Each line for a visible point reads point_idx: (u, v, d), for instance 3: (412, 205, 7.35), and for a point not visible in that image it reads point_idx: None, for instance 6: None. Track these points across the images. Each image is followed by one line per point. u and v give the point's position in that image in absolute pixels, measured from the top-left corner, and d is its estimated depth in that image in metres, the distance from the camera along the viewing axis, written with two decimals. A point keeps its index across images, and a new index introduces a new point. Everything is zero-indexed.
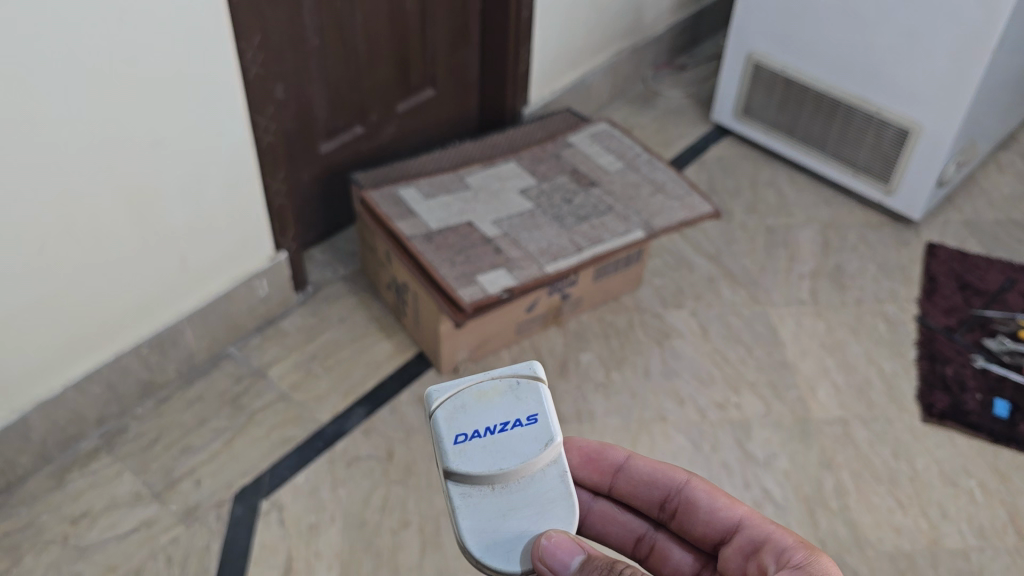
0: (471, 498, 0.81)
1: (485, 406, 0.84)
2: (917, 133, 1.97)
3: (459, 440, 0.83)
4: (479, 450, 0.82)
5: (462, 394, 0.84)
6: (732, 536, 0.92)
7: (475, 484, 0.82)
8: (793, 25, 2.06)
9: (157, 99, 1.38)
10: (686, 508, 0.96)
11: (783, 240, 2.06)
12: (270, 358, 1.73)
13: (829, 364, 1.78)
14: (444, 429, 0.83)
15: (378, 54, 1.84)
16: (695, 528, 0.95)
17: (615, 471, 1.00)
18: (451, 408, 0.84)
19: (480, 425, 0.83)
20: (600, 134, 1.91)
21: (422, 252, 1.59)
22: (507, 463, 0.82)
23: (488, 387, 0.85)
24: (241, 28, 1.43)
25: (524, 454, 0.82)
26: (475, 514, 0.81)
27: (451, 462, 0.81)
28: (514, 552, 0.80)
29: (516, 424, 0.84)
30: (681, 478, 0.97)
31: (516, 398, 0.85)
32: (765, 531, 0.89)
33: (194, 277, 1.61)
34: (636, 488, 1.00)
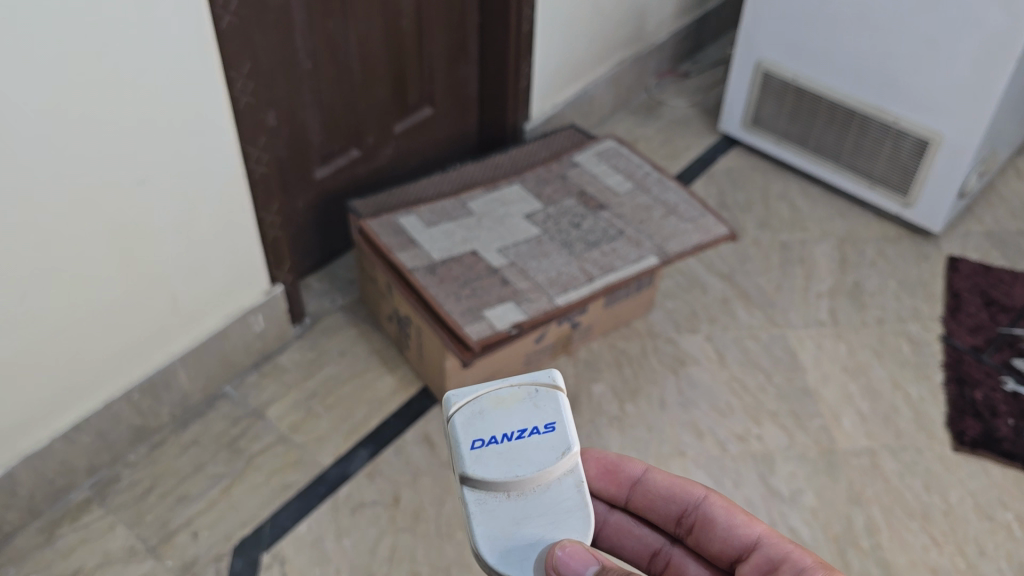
0: (486, 503, 0.81)
1: (504, 412, 0.85)
2: (937, 143, 1.89)
3: (476, 445, 0.83)
4: (495, 456, 0.82)
5: (480, 401, 0.85)
6: (749, 554, 0.91)
7: (491, 490, 0.82)
8: (805, 33, 1.98)
9: (142, 134, 1.30)
10: (703, 524, 0.95)
11: (799, 257, 1.98)
12: (268, 397, 1.65)
13: (852, 390, 1.71)
14: (462, 434, 0.83)
15: (373, 74, 1.75)
16: (712, 544, 0.94)
17: (632, 485, 0.99)
18: (469, 413, 0.84)
19: (497, 431, 0.84)
20: (607, 152, 1.82)
21: (425, 285, 1.51)
22: (523, 470, 0.82)
23: (506, 395, 0.86)
24: (229, 57, 1.35)
25: (540, 461, 0.82)
26: (489, 520, 0.81)
27: (468, 466, 0.81)
28: (528, 560, 0.79)
29: (533, 432, 0.84)
30: (699, 493, 0.96)
31: (534, 407, 0.85)
32: (782, 549, 0.88)
33: (187, 317, 1.53)
34: (652, 502, 0.99)
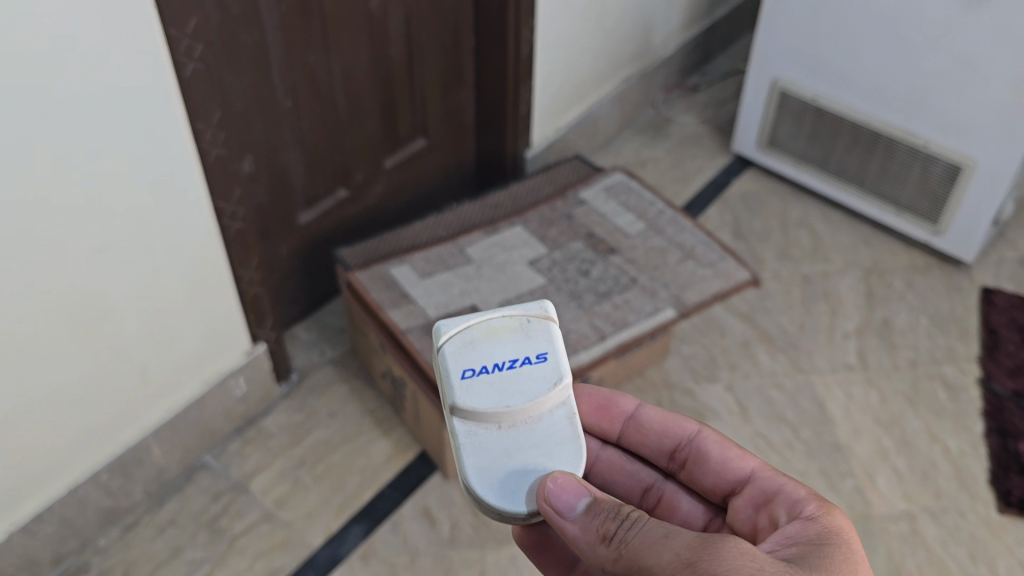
0: (477, 434, 0.80)
1: (494, 341, 0.83)
2: (971, 169, 1.74)
3: (467, 375, 0.81)
4: (485, 388, 0.81)
5: (471, 331, 0.83)
6: (743, 488, 0.87)
7: (481, 422, 0.80)
8: (825, 49, 1.83)
9: (98, 199, 1.16)
10: (696, 458, 0.91)
11: (822, 292, 1.84)
12: (252, 467, 1.52)
13: (887, 445, 1.58)
14: (452, 365, 0.82)
15: (360, 108, 1.60)
16: (706, 479, 0.90)
17: (624, 420, 0.96)
18: (460, 345, 0.82)
19: (489, 361, 0.82)
20: (616, 187, 1.68)
21: (420, 349, 1.37)
22: (514, 401, 0.80)
23: (497, 324, 0.83)
24: (194, 107, 1.20)
25: (531, 390, 0.81)
26: (480, 451, 0.80)
27: (458, 397, 0.80)
28: (519, 493, 0.79)
29: (525, 362, 0.82)
30: (692, 428, 0.92)
31: (526, 338, 0.83)
32: (777, 483, 0.84)
33: (159, 387, 1.39)
34: (645, 437, 0.95)
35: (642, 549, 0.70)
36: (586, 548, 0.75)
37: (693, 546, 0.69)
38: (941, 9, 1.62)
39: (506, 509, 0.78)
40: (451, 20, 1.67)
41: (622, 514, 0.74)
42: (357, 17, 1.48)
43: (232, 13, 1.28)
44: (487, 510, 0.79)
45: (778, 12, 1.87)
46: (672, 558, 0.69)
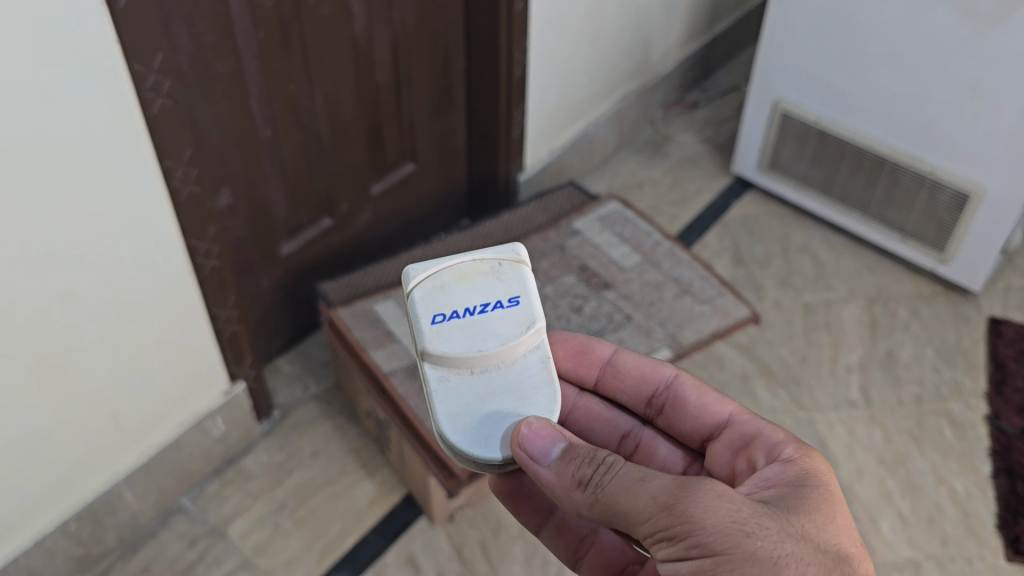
0: (449, 381, 0.79)
1: (465, 285, 0.81)
2: (978, 197, 1.68)
3: (437, 320, 0.79)
4: (456, 332, 0.79)
5: (442, 274, 0.81)
6: (721, 432, 0.91)
7: (453, 368, 0.79)
8: (828, 71, 1.77)
9: (63, 247, 1.09)
10: (674, 404, 0.95)
11: (824, 322, 1.78)
12: (231, 511, 1.46)
13: (891, 485, 1.51)
14: (421, 309, 0.79)
15: (345, 135, 1.54)
16: (685, 423, 0.94)
17: (602, 366, 0.99)
18: (430, 289, 0.80)
19: (459, 305, 0.80)
20: (610, 217, 1.63)
21: (404, 395, 1.33)
22: (486, 345, 0.78)
23: (467, 268, 0.81)
24: (165, 146, 1.14)
25: (502, 334, 0.79)
26: (452, 398, 0.78)
27: (429, 342, 0.78)
28: (493, 439, 0.77)
29: (497, 306, 0.80)
30: (669, 374, 0.96)
31: (497, 282, 0.81)
32: (754, 427, 0.88)
33: (131, 431, 1.33)
34: (623, 384, 0.99)
35: (619, 494, 0.73)
36: (561, 493, 0.77)
37: (669, 489, 0.72)
38: (950, 33, 1.56)
39: (480, 457, 0.77)
40: (440, 43, 1.61)
41: (597, 458, 0.76)
42: (340, 42, 1.42)
43: (206, 42, 1.21)
44: (460, 458, 0.78)
45: (780, 32, 1.81)
46: (649, 502, 0.72)
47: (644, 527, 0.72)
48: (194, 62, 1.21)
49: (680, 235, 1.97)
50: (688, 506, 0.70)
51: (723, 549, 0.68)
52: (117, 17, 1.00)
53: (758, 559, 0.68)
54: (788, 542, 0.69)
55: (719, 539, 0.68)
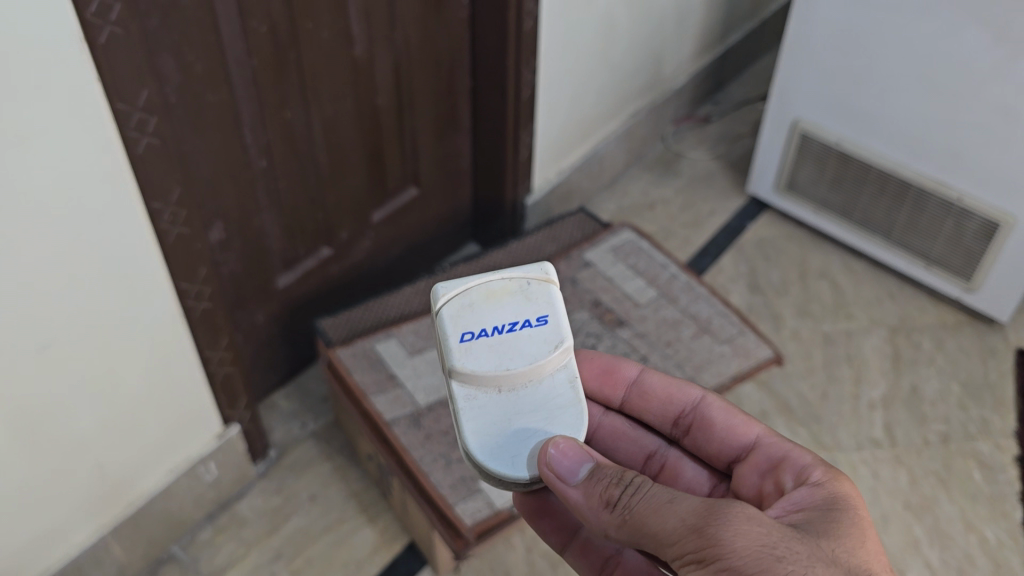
0: (475, 399, 0.74)
1: (493, 304, 0.76)
2: (1009, 227, 1.60)
3: (465, 338, 0.75)
4: (485, 350, 0.74)
5: (470, 292, 0.76)
6: (749, 455, 0.86)
7: (480, 386, 0.75)
8: (852, 91, 1.69)
9: (41, 299, 1.01)
10: (701, 425, 0.90)
11: (845, 355, 1.70)
12: (224, 561, 1.39)
13: (918, 533, 1.43)
14: (449, 326, 0.75)
15: (345, 161, 1.46)
16: (712, 445, 0.90)
17: (627, 386, 0.94)
18: (458, 306, 0.76)
19: (488, 323, 0.75)
20: (624, 247, 1.62)
21: (410, 448, 1.31)
22: (513, 364, 0.74)
23: (496, 287, 0.77)
24: (151, 188, 1.05)
25: (530, 353, 0.75)
26: (478, 417, 0.74)
27: (455, 360, 0.74)
28: (520, 459, 0.73)
29: (525, 325, 0.76)
30: (696, 395, 0.92)
31: (525, 300, 0.77)
32: (782, 450, 0.83)
33: (119, 482, 1.25)
34: (648, 403, 0.94)
35: (647, 515, 0.68)
36: (588, 515, 0.72)
37: (699, 511, 0.67)
38: (983, 56, 1.48)
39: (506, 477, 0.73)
40: (445, 63, 1.53)
41: (625, 479, 0.72)
42: (339, 67, 1.34)
43: (195, 71, 1.14)
44: (485, 477, 0.74)
45: (801, 49, 1.73)
46: (678, 524, 0.67)
47: (673, 551, 0.67)
48: (183, 92, 1.14)
49: (693, 260, 1.89)
50: (717, 527, 0.65)
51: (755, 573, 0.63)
52: (97, 53, 0.91)
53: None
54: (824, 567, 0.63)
55: (751, 562, 0.63)
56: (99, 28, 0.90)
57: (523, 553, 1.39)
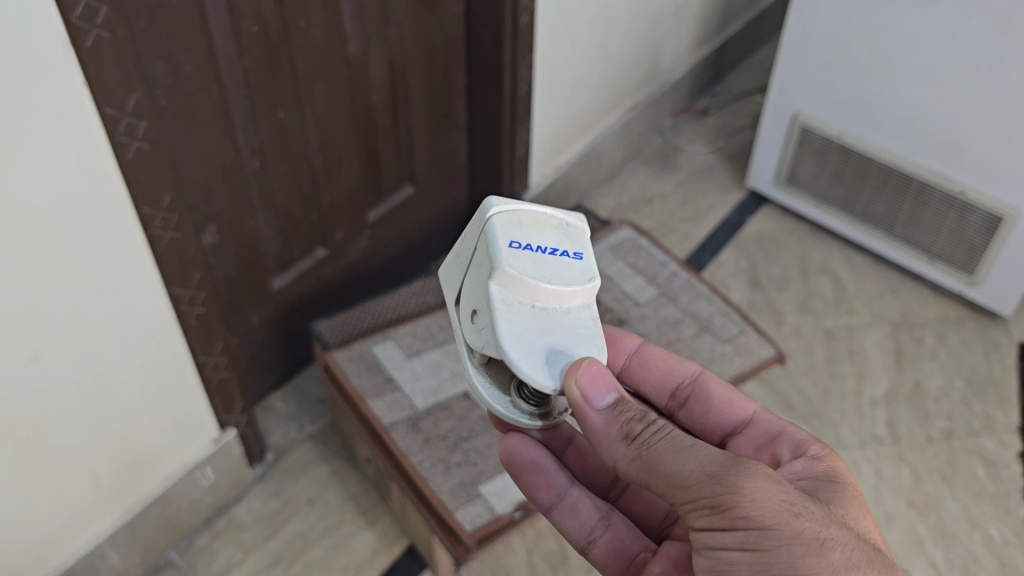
0: (513, 303, 0.70)
1: (538, 228, 0.75)
2: (1011, 220, 1.59)
3: (513, 247, 0.72)
4: (529, 261, 0.71)
5: (519, 213, 0.75)
6: (745, 428, 0.91)
7: (519, 293, 0.71)
8: (854, 83, 1.67)
9: (33, 310, 0.98)
10: (698, 398, 0.95)
11: (847, 350, 1.69)
12: (222, 566, 1.38)
13: (922, 532, 1.42)
14: (497, 231, 0.72)
15: (340, 161, 1.43)
16: (708, 417, 0.94)
17: (628, 356, 0.98)
18: (507, 219, 0.73)
19: (533, 242, 0.73)
20: (624, 245, 1.66)
21: (408, 452, 1.30)
22: (556, 279, 0.71)
23: (540, 215, 0.76)
24: (142, 194, 1.02)
25: (572, 275, 0.73)
26: (514, 319, 0.70)
27: (503, 260, 0.70)
28: (552, 368, 0.69)
29: (565, 254, 0.74)
30: (695, 369, 0.96)
31: (565, 236, 0.76)
32: (778, 426, 0.88)
33: (116, 489, 1.23)
34: (648, 375, 0.98)
35: (666, 455, 0.73)
36: (603, 442, 0.76)
37: (720, 461, 0.72)
38: (986, 49, 1.45)
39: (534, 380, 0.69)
40: (441, 60, 1.51)
41: (648, 417, 0.76)
42: (333, 66, 1.31)
43: (186, 73, 1.12)
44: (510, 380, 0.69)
45: (802, 42, 1.71)
46: (698, 468, 0.72)
47: (687, 492, 0.72)
48: (173, 95, 1.12)
49: (693, 256, 1.87)
50: (739, 476, 0.70)
51: (771, 524, 0.69)
52: (84, 57, 0.89)
53: (804, 538, 0.69)
54: (833, 526, 0.71)
55: (769, 515, 0.69)
56: (85, 32, 0.88)
57: (524, 556, 1.38)
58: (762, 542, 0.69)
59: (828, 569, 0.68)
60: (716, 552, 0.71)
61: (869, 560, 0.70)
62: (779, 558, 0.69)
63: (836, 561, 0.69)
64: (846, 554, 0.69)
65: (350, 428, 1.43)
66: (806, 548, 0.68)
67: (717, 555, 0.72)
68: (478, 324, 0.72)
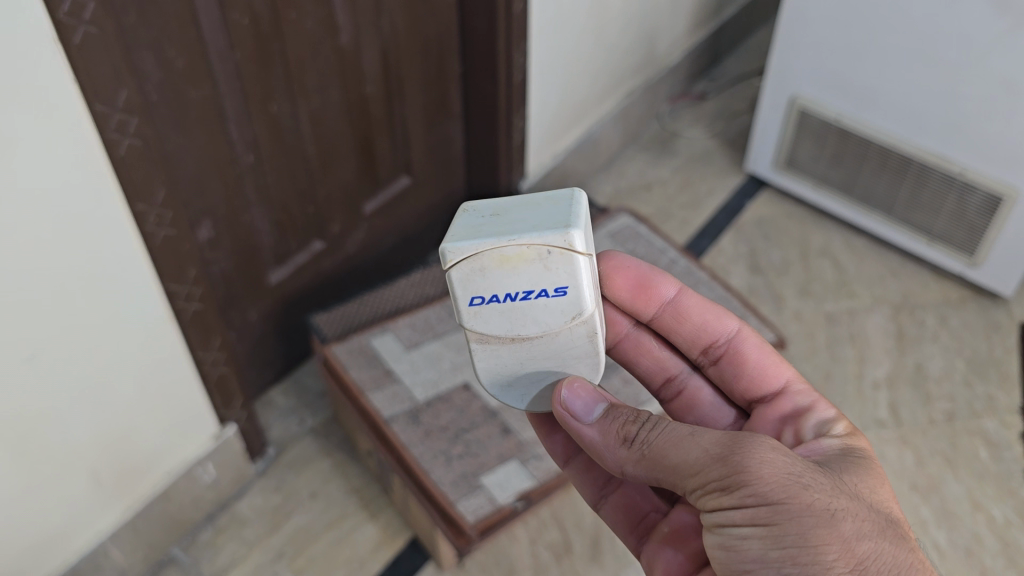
0: (487, 347, 0.82)
1: (509, 272, 0.74)
2: (1012, 200, 1.57)
3: (476, 302, 0.77)
4: (497, 313, 0.78)
5: (480, 261, 0.74)
6: (775, 399, 0.92)
7: (492, 338, 0.81)
8: (852, 65, 1.65)
9: (28, 310, 0.97)
10: (732, 358, 0.95)
11: (848, 334, 1.68)
12: (226, 562, 1.38)
13: (926, 515, 1.42)
14: (456, 290, 0.76)
15: (335, 152, 1.42)
16: (739, 381, 0.95)
17: (662, 304, 0.95)
18: (467, 273, 0.75)
19: (501, 291, 0.76)
20: (623, 232, 1.68)
21: (408, 444, 1.30)
22: (525, 329, 0.79)
23: (512, 253, 0.73)
24: (136, 190, 1.01)
25: (547, 316, 0.78)
26: (491, 360, 0.83)
27: (465, 321, 0.79)
28: (527, 396, 0.87)
29: (542, 295, 0.77)
30: (732, 328, 0.94)
31: (544, 269, 0.74)
32: (809, 400, 0.90)
33: (118, 487, 1.23)
34: (681, 327, 0.96)
35: (668, 448, 0.74)
36: (605, 450, 0.79)
37: (722, 442, 0.73)
38: (985, 28, 1.44)
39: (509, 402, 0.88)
40: (435, 47, 1.49)
41: (641, 418, 0.79)
42: (326, 57, 1.30)
43: (176, 68, 1.11)
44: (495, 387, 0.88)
45: (799, 24, 1.69)
46: (702, 454, 0.73)
47: (694, 477, 0.73)
48: (164, 90, 1.11)
49: (692, 242, 1.87)
50: (743, 451, 0.71)
51: (781, 498, 0.69)
52: (72, 54, 0.88)
53: (814, 509, 0.69)
54: (841, 497, 0.71)
55: (777, 488, 0.69)
56: (73, 28, 0.87)
57: (527, 546, 1.38)
58: (772, 516, 0.69)
59: (839, 539, 0.69)
60: (728, 530, 0.71)
61: (878, 531, 0.71)
62: (790, 531, 0.69)
63: (847, 532, 0.69)
64: (857, 524, 0.70)
65: (350, 421, 1.42)
66: (816, 519, 0.69)
67: (727, 533, 0.71)
68: None
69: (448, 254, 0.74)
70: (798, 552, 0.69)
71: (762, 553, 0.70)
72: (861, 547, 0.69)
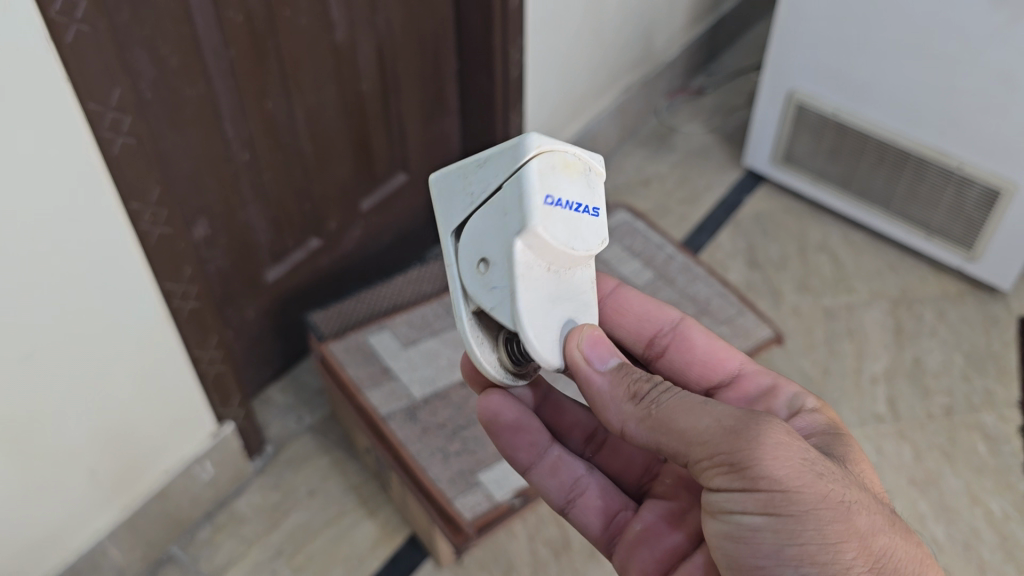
0: (531, 272, 0.72)
1: (572, 174, 0.72)
2: (1010, 193, 1.57)
3: (547, 202, 0.70)
4: (560, 222, 0.71)
5: (557, 152, 0.70)
6: (734, 382, 0.93)
7: (539, 257, 0.72)
8: (850, 59, 1.65)
9: (24, 310, 0.97)
10: (681, 347, 0.95)
11: (847, 329, 1.68)
12: (224, 560, 1.38)
13: (924, 509, 1.42)
14: (535, 183, 0.69)
15: (331, 150, 1.42)
16: (690, 369, 0.95)
17: (602, 297, 0.97)
18: (546, 164, 0.70)
19: (567, 195, 0.71)
20: (621, 228, 1.68)
21: (405, 442, 1.30)
22: (579, 247, 0.73)
23: (574, 156, 0.72)
24: (131, 189, 1.01)
25: (587, 238, 0.74)
26: (529, 292, 0.73)
27: (539, 224, 0.69)
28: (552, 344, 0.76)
29: (591, 209, 0.74)
30: (676, 316, 0.96)
31: (593, 181, 0.74)
32: (768, 379, 0.92)
33: (116, 485, 1.23)
34: (624, 320, 0.97)
35: (679, 416, 0.74)
36: (610, 405, 0.79)
37: (736, 416, 0.73)
38: (983, 21, 1.43)
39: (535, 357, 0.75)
40: (431, 43, 1.49)
41: (653, 379, 0.79)
42: (321, 54, 1.30)
43: (170, 66, 1.10)
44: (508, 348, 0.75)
45: (797, 18, 1.69)
46: (714, 425, 0.73)
47: (703, 449, 0.73)
48: (158, 88, 1.11)
49: (690, 238, 1.86)
50: (759, 432, 0.71)
51: (797, 486, 0.69)
52: (65, 53, 0.87)
53: (830, 501, 0.69)
54: (854, 489, 0.72)
55: (794, 475, 0.69)
56: (64, 26, 0.86)
57: (525, 542, 1.38)
58: (788, 506, 0.69)
59: (856, 536, 0.70)
60: (738, 509, 0.71)
61: (889, 525, 0.72)
62: (806, 522, 0.69)
63: (862, 526, 0.70)
64: (869, 518, 0.71)
65: (347, 419, 1.42)
66: (832, 512, 0.69)
67: (738, 520, 0.72)
68: (487, 273, 0.73)
69: (530, 144, 0.69)
70: (815, 548, 0.69)
71: (775, 540, 0.70)
72: (873, 542, 0.70)
